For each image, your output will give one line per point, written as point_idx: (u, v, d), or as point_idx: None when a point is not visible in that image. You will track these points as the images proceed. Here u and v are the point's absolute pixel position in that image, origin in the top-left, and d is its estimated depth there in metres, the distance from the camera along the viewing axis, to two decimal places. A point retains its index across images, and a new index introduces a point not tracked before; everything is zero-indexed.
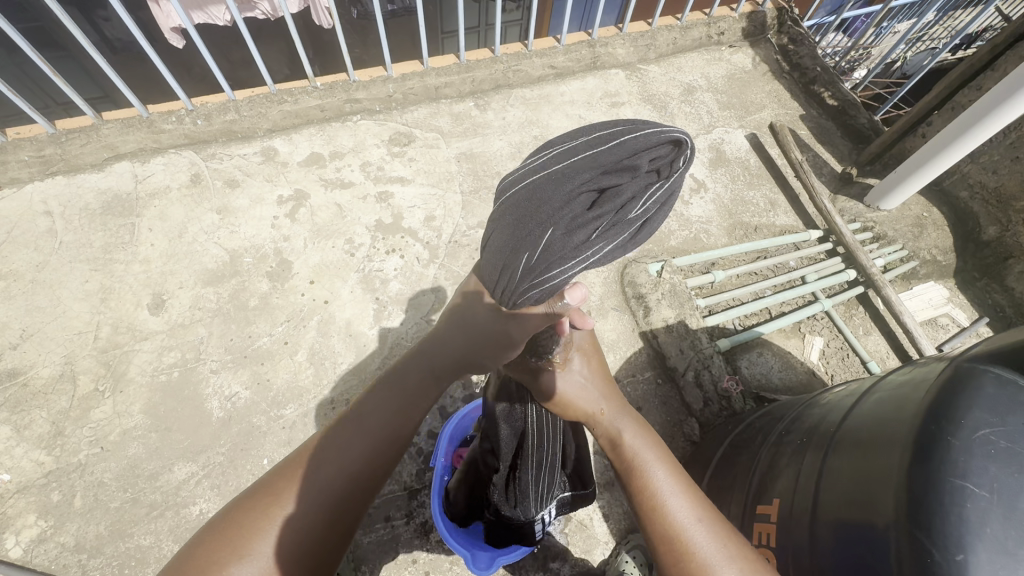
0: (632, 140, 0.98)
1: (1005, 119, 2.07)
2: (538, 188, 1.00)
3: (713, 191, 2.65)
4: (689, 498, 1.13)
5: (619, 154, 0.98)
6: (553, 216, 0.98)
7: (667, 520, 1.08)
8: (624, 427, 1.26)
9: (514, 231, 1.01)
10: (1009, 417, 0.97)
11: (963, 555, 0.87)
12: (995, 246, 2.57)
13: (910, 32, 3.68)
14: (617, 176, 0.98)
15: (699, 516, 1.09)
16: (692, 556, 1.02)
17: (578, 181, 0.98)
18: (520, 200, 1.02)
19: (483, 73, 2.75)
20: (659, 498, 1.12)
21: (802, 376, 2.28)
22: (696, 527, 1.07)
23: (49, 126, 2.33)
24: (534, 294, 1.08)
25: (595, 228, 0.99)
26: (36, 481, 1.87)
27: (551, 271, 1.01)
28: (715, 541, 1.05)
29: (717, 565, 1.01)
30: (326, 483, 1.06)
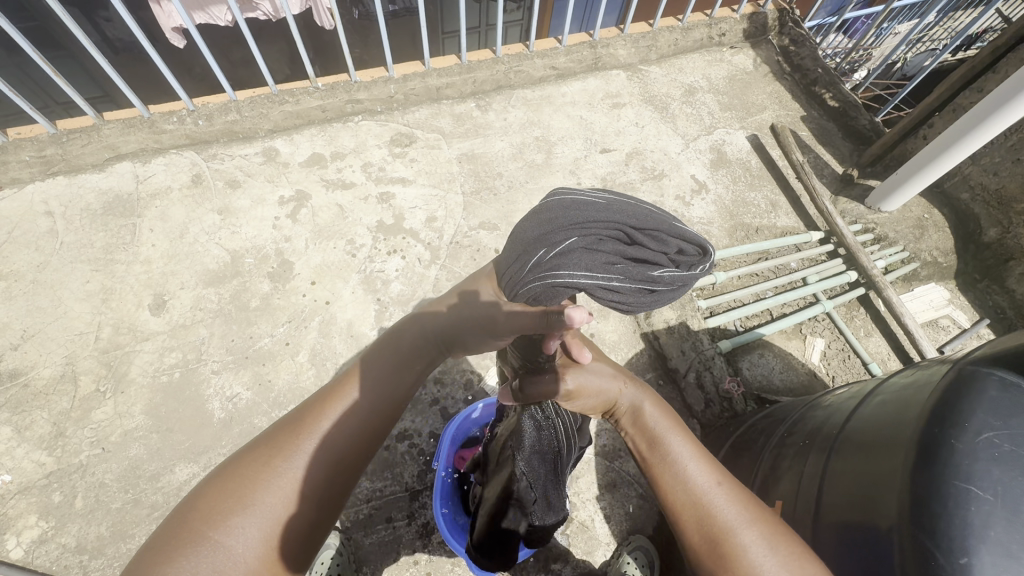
0: (670, 224, 1.18)
1: (1007, 121, 2.07)
2: (583, 208, 1.18)
3: (714, 192, 2.65)
4: (706, 463, 1.15)
5: (658, 224, 1.16)
6: (585, 228, 1.14)
7: (687, 489, 1.10)
8: (640, 401, 1.29)
9: (545, 229, 1.18)
10: (1013, 420, 0.97)
11: (967, 559, 0.86)
12: (996, 248, 2.58)
13: (911, 34, 3.68)
14: (649, 238, 1.15)
15: (716, 483, 1.11)
16: (715, 520, 1.04)
17: (613, 218, 1.15)
18: (566, 209, 1.18)
19: (484, 74, 2.75)
20: (679, 469, 1.13)
21: (803, 377, 2.29)
22: (715, 491, 1.09)
23: (50, 126, 2.33)
24: (531, 286, 1.17)
25: (605, 257, 1.12)
26: (37, 482, 1.87)
27: (552, 269, 1.13)
28: (734, 505, 1.06)
29: (740, 527, 1.02)
30: (334, 441, 1.06)
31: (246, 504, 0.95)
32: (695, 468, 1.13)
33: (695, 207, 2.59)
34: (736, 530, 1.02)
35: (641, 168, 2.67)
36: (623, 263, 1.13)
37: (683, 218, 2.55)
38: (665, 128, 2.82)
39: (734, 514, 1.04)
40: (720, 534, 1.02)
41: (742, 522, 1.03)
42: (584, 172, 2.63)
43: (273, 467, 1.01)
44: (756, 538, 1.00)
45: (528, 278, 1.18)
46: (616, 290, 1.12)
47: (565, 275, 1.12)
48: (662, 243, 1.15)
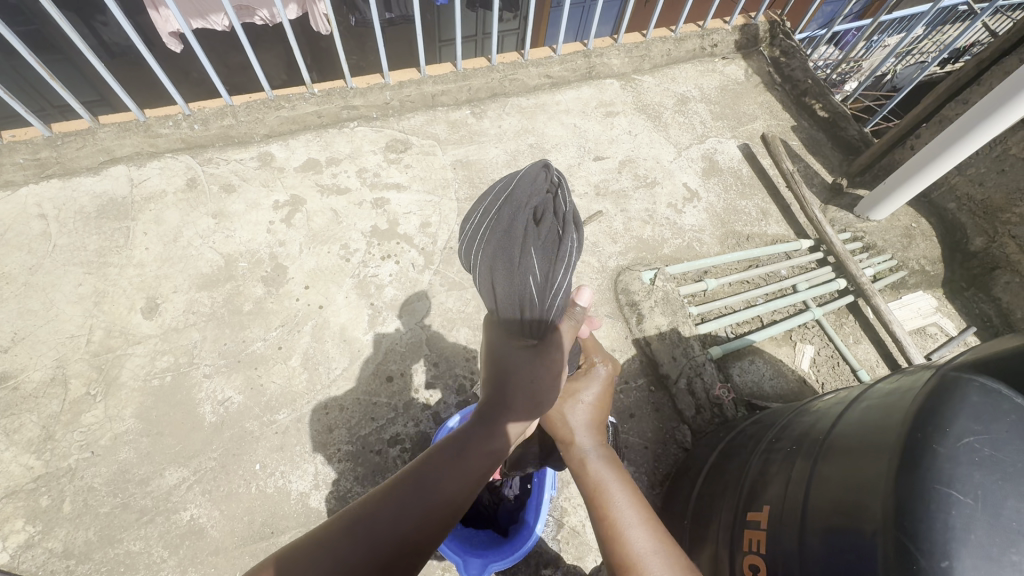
0: (521, 174, 1.03)
1: (992, 131, 2.10)
2: (486, 229, 1.01)
3: (706, 200, 2.68)
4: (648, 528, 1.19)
5: (528, 182, 1.01)
6: (516, 235, 0.98)
7: (621, 546, 1.15)
8: (596, 461, 1.37)
9: (508, 285, 0.99)
10: (993, 424, 0.98)
11: (948, 562, 0.87)
12: (982, 256, 2.63)
13: (899, 46, 3.73)
14: (540, 197, 1.01)
15: (655, 549, 1.14)
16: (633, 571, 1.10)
17: (508, 214, 0.99)
18: (485, 242, 1.00)
19: (479, 82, 2.78)
20: (615, 524, 1.20)
21: (793, 384, 2.31)
22: (650, 557, 1.12)
23: (45, 129, 2.33)
24: (545, 305, 1.02)
25: (547, 231, 0.98)
26: (25, 486, 1.86)
27: (557, 273, 0.99)
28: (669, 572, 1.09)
29: None
30: (371, 554, 0.94)
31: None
32: (636, 536, 1.17)
33: (687, 214, 2.62)
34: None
35: (634, 175, 2.70)
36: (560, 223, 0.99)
37: (674, 225, 2.57)
38: (658, 136, 2.85)
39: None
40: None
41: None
42: (577, 179, 2.66)
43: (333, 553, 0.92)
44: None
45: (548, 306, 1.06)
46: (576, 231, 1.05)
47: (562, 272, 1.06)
48: (537, 181, 1.02)
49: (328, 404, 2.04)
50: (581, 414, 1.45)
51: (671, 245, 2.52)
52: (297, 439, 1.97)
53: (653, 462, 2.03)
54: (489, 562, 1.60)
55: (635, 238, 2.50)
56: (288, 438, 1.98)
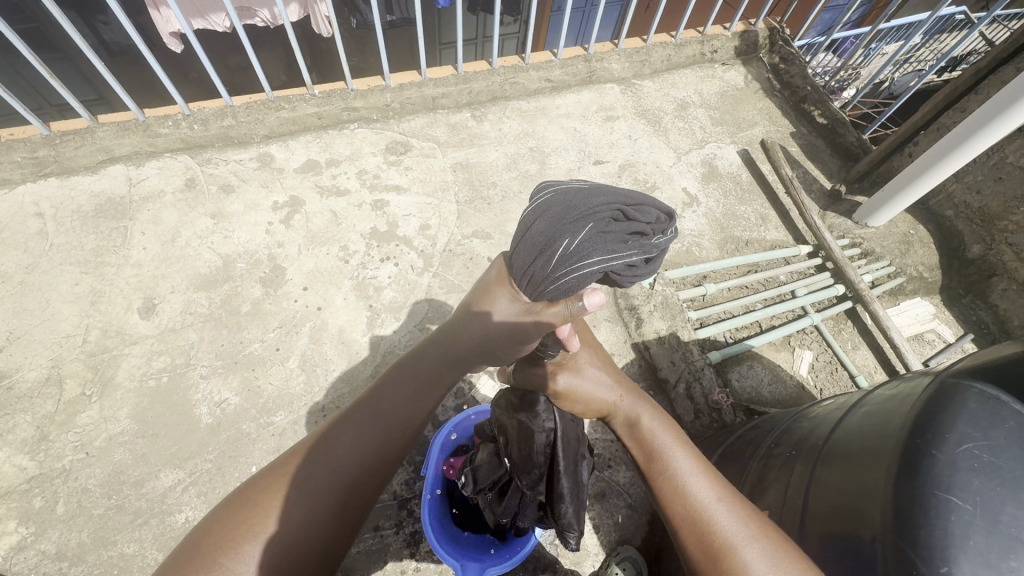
0: (637, 197, 1.21)
1: (991, 138, 2.11)
2: (570, 197, 1.18)
3: (705, 206, 2.69)
4: (709, 479, 1.15)
5: (630, 201, 1.19)
6: (591, 214, 1.13)
7: (685, 503, 1.11)
8: (642, 412, 1.33)
9: (546, 242, 1.13)
10: (992, 432, 0.98)
11: (947, 568, 0.87)
12: (979, 264, 2.64)
13: (898, 54, 3.74)
14: (634, 214, 1.17)
15: (716, 498, 1.11)
16: (713, 533, 1.04)
17: (605, 200, 1.16)
18: (558, 203, 1.17)
19: (480, 85, 2.79)
20: (677, 481, 1.15)
21: (792, 390, 2.31)
22: (716, 505, 1.09)
23: (44, 128, 2.32)
24: (561, 279, 1.11)
25: (616, 236, 1.12)
26: (18, 487, 1.84)
27: (581, 260, 1.09)
28: (736, 519, 1.06)
29: (740, 543, 1.01)
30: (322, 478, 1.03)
31: (261, 532, 0.95)
32: (696, 486, 1.13)
33: (686, 219, 2.62)
34: (736, 543, 1.01)
35: (634, 179, 2.70)
36: (630, 239, 1.13)
37: None
38: (658, 141, 2.86)
39: (743, 535, 1.02)
40: (719, 546, 1.02)
41: (746, 537, 1.01)
42: None
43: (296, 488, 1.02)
44: (760, 549, 0.99)
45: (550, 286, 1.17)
46: (634, 265, 1.15)
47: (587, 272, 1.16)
48: (648, 213, 1.20)
49: (325, 406, 2.03)
50: (600, 378, 1.35)
51: (670, 250, 2.52)
52: (294, 441, 1.96)
53: None
54: (486, 568, 1.60)
55: None
56: (285, 440, 1.96)
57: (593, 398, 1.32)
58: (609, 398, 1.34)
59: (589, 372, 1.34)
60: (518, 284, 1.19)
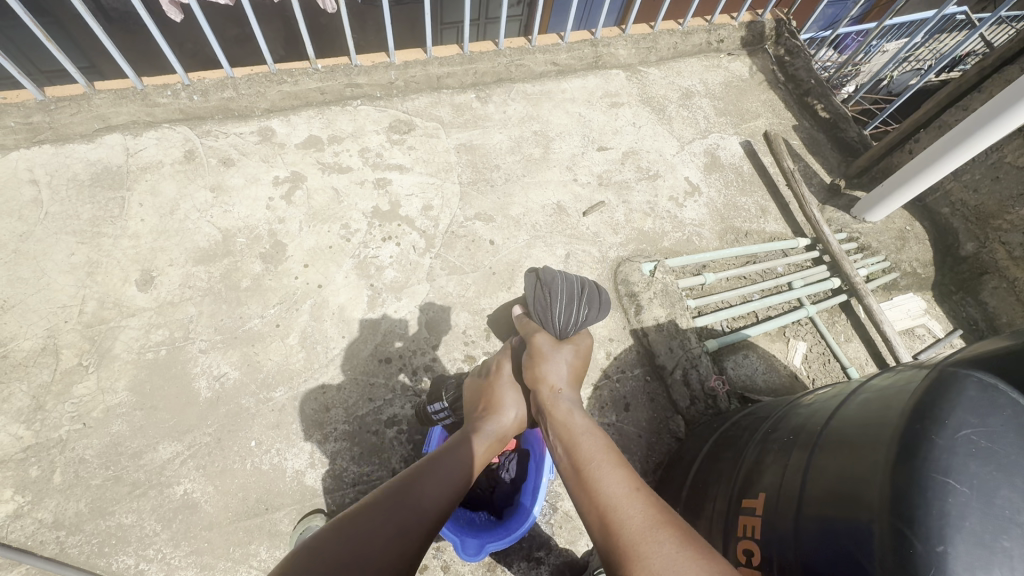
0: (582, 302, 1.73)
1: (990, 139, 2.14)
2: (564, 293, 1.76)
3: (707, 195, 2.70)
4: (623, 475, 1.15)
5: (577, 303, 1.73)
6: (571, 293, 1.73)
7: (602, 496, 1.10)
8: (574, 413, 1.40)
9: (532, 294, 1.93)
10: (989, 418, 1.01)
11: (943, 547, 0.90)
12: (971, 262, 2.69)
13: (901, 52, 3.70)
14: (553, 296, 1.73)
15: (630, 490, 1.10)
16: (625, 522, 1.01)
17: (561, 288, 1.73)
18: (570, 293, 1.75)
19: (485, 66, 2.75)
20: (594, 476, 1.15)
21: (785, 379, 2.36)
22: (628, 497, 1.08)
23: (38, 93, 2.27)
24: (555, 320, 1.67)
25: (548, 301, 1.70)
26: (14, 456, 1.83)
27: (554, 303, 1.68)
28: (643, 512, 1.03)
29: (647, 532, 0.98)
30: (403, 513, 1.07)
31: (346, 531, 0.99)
32: (613, 481, 1.12)
33: (687, 208, 2.64)
34: (644, 533, 0.98)
35: (637, 167, 2.71)
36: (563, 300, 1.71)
37: (674, 219, 2.59)
38: (661, 130, 2.86)
39: (648, 526, 0.99)
40: (624, 534, 0.99)
41: (653, 528, 0.98)
42: (581, 169, 2.66)
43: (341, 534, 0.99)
44: (670, 542, 0.95)
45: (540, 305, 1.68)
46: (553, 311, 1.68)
47: (535, 297, 1.71)
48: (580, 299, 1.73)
49: (325, 384, 2.03)
50: (562, 367, 1.56)
51: (671, 238, 2.54)
52: (293, 417, 1.97)
53: (646, 450, 2.08)
54: (485, 543, 1.63)
55: (636, 230, 2.53)
56: (285, 416, 1.97)
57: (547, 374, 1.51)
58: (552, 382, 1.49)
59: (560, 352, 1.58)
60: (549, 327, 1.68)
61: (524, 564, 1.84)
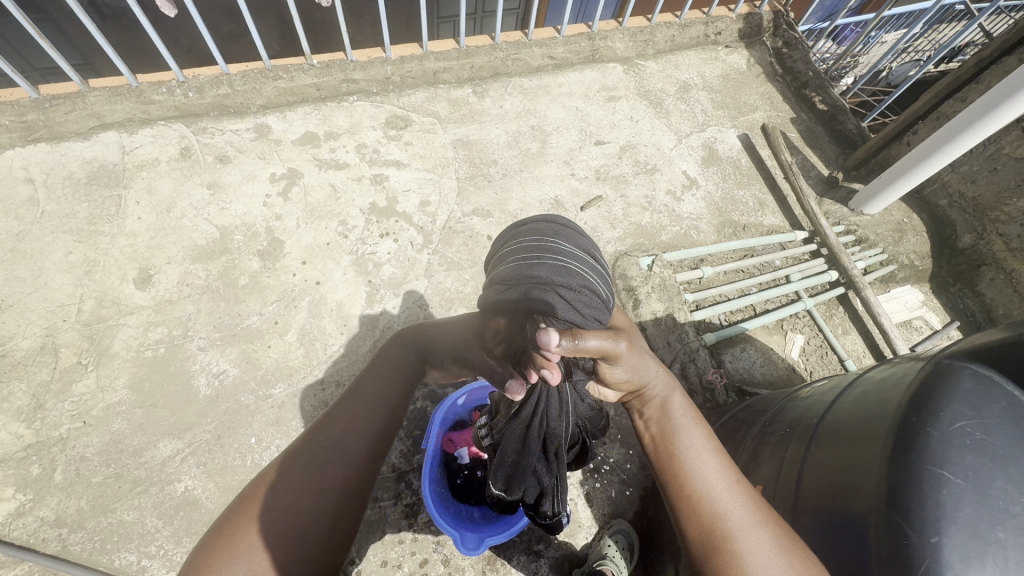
0: (585, 258, 1.21)
1: (987, 131, 2.14)
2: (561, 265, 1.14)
3: (704, 189, 2.70)
4: (721, 466, 1.16)
5: (586, 264, 1.19)
6: (580, 262, 1.17)
7: (697, 487, 1.12)
8: (671, 397, 1.28)
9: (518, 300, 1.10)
10: (984, 410, 1.02)
11: (937, 538, 0.92)
12: (969, 254, 2.69)
13: (901, 43, 3.67)
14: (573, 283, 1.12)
15: (729, 484, 1.12)
16: (721, 519, 1.05)
17: (571, 269, 1.14)
18: (568, 259, 1.17)
19: (481, 60, 2.74)
20: (690, 466, 1.15)
21: (782, 372, 2.37)
22: (725, 492, 1.10)
23: (32, 91, 2.26)
24: (602, 300, 1.19)
25: (586, 295, 1.13)
26: (15, 454, 1.84)
27: (592, 285, 1.16)
28: (742, 508, 1.07)
29: (743, 531, 1.03)
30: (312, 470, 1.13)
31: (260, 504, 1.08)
32: (711, 472, 1.14)
33: (685, 202, 2.64)
34: (741, 532, 1.03)
35: (634, 161, 2.70)
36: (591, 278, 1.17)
37: (672, 213, 2.59)
38: (659, 123, 2.85)
39: (748, 524, 1.04)
40: (721, 531, 1.04)
41: (751, 527, 1.04)
42: (578, 164, 2.65)
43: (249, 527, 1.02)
44: (765, 540, 1.02)
45: (592, 312, 1.13)
46: (598, 292, 1.18)
47: (578, 308, 1.12)
48: (582, 259, 1.19)
49: (324, 379, 2.04)
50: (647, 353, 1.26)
51: (669, 232, 2.54)
52: (293, 414, 1.97)
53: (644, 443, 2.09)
54: (485, 537, 1.66)
55: (633, 225, 2.52)
56: (284, 412, 1.97)
57: (643, 370, 1.22)
58: (650, 373, 1.25)
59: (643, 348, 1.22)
60: (594, 325, 1.15)
61: (524, 558, 1.86)
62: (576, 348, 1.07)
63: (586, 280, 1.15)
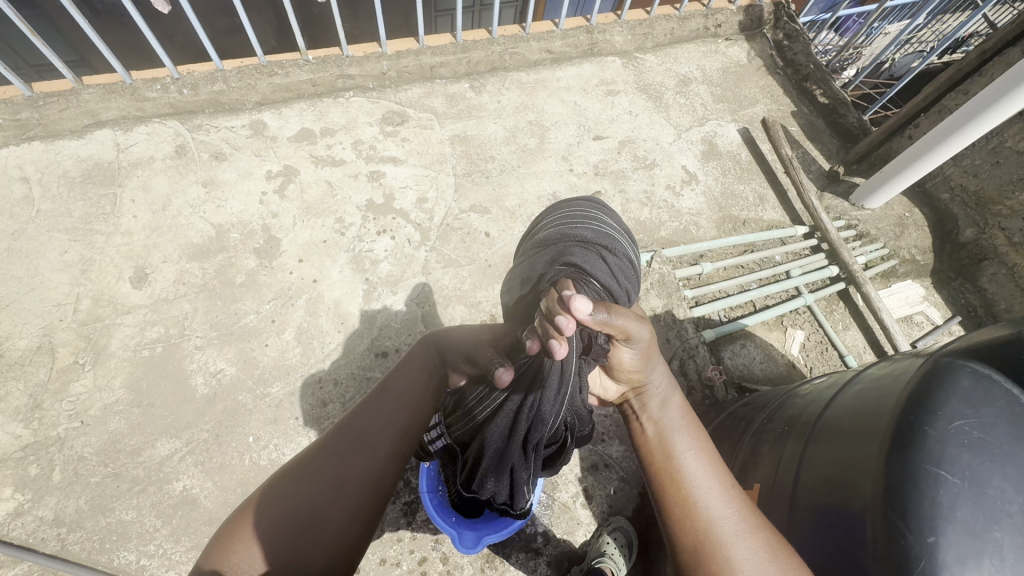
0: (617, 233, 1.43)
1: (990, 124, 2.11)
2: (596, 234, 1.35)
3: (704, 184, 2.68)
4: (715, 470, 1.15)
5: (616, 238, 1.40)
6: (612, 237, 1.38)
7: (690, 491, 1.11)
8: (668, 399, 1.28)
9: (561, 258, 1.27)
10: (983, 409, 1.01)
11: (935, 537, 0.91)
12: (971, 248, 2.66)
13: (904, 34, 3.62)
14: (608, 249, 1.33)
15: (722, 490, 1.12)
16: (712, 525, 1.05)
17: (606, 238, 1.35)
18: (601, 231, 1.38)
19: (479, 54, 2.71)
20: (683, 470, 1.14)
21: (782, 368, 2.36)
22: (717, 497, 1.09)
23: (26, 89, 2.24)
24: (632, 274, 1.37)
25: (620, 263, 1.33)
26: (13, 454, 1.84)
27: (623, 257, 1.36)
28: (734, 515, 1.06)
29: (734, 538, 1.03)
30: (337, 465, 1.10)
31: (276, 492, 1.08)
32: (704, 478, 1.13)
33: (685, 197, 2.62)
34: (733, 539, 1.02)
35: (633, 156, 2.68)
36: (621, 250, 1.37)
37: (672, 208, 2.57)
38: (658, 118, 2.82)
39: (740, 532, 1.03)
40: (712, 537, 1.03)
41: (743, 535, 1.03)
42: (577, 159, 2.63)
43: (269, 506, 1.04)
44: (757, 547, 1.01)
45: (622, 279, 1.32)
46: (628, 264, 1.37)
47: (614, 274, 1.30)
48: (615, 232, 1.42)
49: (322, 377, 2.03)
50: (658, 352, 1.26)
51: (668, 228, 2.52)
52: (291, 412, 1.97)
53: None
54: (483, 535, 1.66)
55: (632, 220, 2.51)
56: (282, 411, 1.97)
57: (648, 369, 1.22)
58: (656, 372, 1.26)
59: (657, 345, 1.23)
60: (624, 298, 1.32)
61: (522, 555, 1.86)
62: (607, 323, 1.00)
63: (618, 249, 1.36)
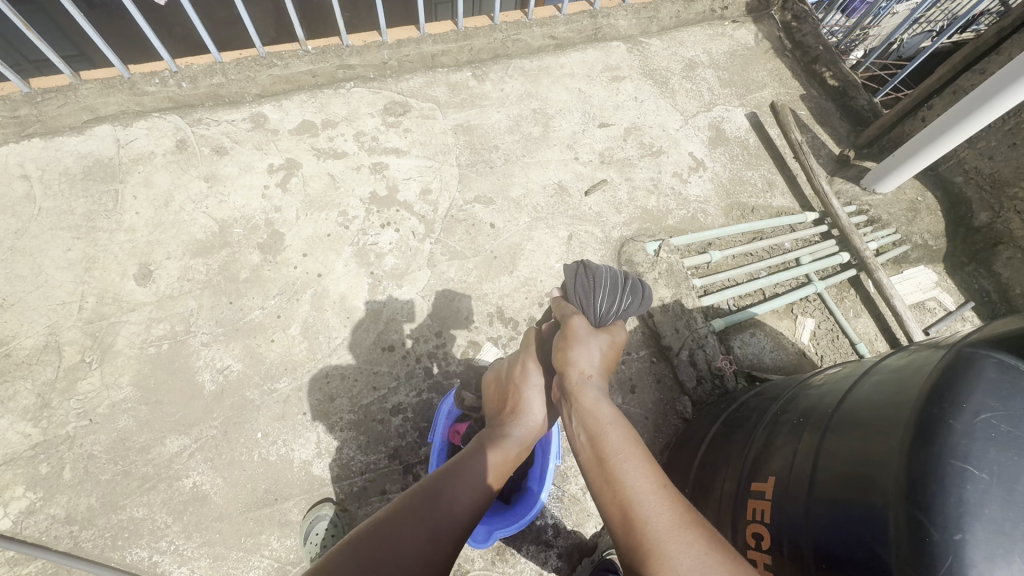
0: (626, 284, 1.54)
1: (1005, 105, 2.05)
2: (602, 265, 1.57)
3: (712, 170, 2.63)
4: (649, 469, 1.13)
5: (617, 279, 1.55)
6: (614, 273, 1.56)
7: (621, 490, 1.09)
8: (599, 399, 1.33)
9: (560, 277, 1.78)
10: (1011, 401, 0.98)
11: (961, 535, 0.89)
12: (986, 232, 2.60)
13: (916, 13, 3.53)
14: (592, 271, 1.56)
15: (658, 487, 1.09)
16: (644, 520, 1.02)
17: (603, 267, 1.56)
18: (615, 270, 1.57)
19: (481, 42, 2.65)
20: (615, 471, 1.13)
21: (792, 356, 2.34)
22: (650, 496, 1.07)
23: (23, 85, 2.21)
24: (600, 308, 1.50)
25: (587, 285, 1.53)
26: (23, 454, 1.84)
27: (594, 288, 1.52)
28: (667, 511, 1.03)
29: (666, 531, 0.99)
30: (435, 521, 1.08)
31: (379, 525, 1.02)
32: (636, 474, 1.11)
33: (692, 184, 2.57)
34: (665, 534, 0.99)
35: (639, 144, 2.63)
36: (604, 283, 1.53)
37: (679, 195, 2.53)
38: (664, 103, 2.77)
39: (675, 525, 1.00)
40: (642, 533, 1.00)
41: (678, 529, 0.99)
42: (582, 147, 2.59)
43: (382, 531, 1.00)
44: (693, 539, 0.97)
45: (579, 293, 1.53)
46: (597, 296, 1.51)
47: (577, 287, 1.54)
48: (615, 278, 1.55)
49: (329, 373, 2.02)
50: (598, 352, 1.43)
51: (676, 216, 2.49)
52: (298, 408, 1.96)
53: (654, 431, 2.07)
54: (493, 531, 1.64)
55: (640, 209, 2.47)
56: (289, 407, 1.96)
57: (579, 359, 1.40)
58: (585, 369, 1.38)
59: (598, 341, 1.43)
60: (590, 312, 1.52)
61: (534, 548, 1.85)
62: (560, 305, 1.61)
63: (600, 281, 1.53)
